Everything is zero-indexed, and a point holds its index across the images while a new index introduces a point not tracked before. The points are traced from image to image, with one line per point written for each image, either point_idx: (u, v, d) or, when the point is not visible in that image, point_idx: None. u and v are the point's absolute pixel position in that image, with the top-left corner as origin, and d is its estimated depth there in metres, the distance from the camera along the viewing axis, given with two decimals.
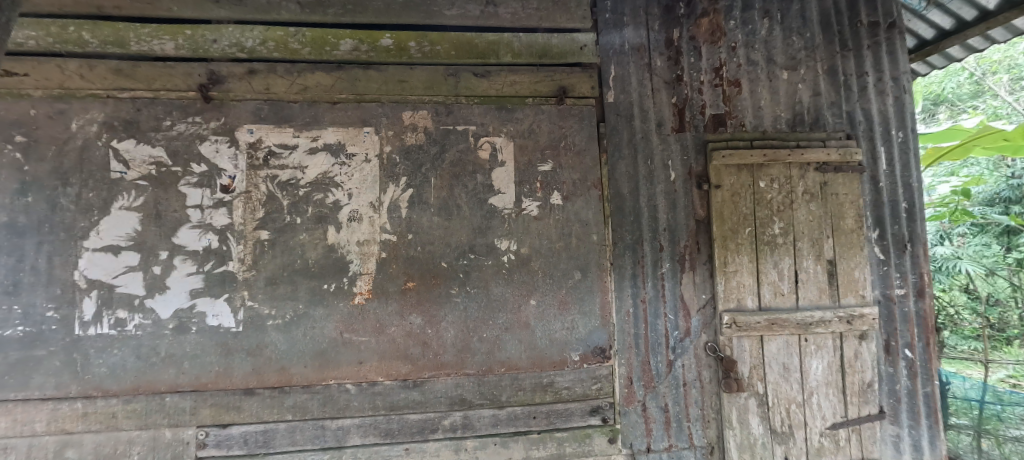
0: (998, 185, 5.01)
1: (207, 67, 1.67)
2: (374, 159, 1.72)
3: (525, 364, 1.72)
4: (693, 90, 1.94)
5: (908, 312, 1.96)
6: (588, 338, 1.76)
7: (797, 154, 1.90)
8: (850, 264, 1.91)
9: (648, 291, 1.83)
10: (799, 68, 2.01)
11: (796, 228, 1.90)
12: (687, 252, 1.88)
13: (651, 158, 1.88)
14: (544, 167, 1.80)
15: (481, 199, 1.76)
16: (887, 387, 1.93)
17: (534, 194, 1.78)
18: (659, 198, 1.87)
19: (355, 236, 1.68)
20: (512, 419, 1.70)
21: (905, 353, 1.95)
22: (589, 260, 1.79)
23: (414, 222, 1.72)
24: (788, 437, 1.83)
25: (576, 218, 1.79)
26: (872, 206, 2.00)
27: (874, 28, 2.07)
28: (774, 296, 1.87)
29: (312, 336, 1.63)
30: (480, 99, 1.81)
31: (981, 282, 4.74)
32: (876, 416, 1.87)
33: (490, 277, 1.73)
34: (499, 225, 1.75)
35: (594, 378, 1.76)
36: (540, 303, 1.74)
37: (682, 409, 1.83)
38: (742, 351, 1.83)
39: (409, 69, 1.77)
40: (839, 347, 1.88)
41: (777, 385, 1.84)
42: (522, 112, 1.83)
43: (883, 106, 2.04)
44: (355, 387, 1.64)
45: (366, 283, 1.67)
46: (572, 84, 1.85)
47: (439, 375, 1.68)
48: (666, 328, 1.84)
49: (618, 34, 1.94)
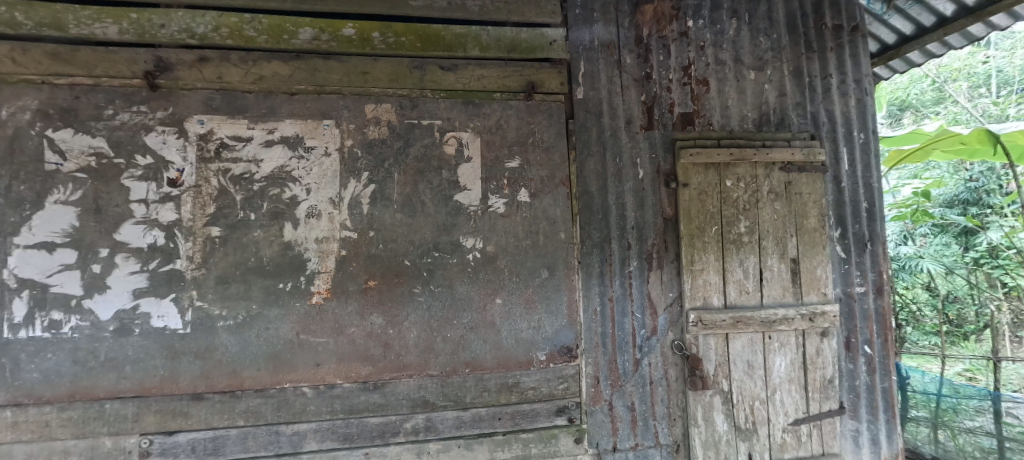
0: (957, 187, 5.23)
1: (155, 53, 1.58)
2: (334, 153, 1.66)
3: (490, 363, 1.69)
4: (662, 88, 1.93)
5: (868, 309, 2.01)
6: (555, 337, 1.74)
7: (762, 153, 1.91)
8: (813, 263, 1.95)
9: (616, 289, 1.82)
10: (766, 69, 2.03)
11: (761, 228, 1.92)
12: (655, 250, 1.87)
13: (620, 156, 1.87)
14: (512, 164, 1.77)
15: (447, 195, 1.71)
16: (847, 383, 1.98)
17: (501, 191, 1.75)
18: (627, 197, 1.85)
19: (313, 233, 1.61)
20: (477, 421, 1.66)
21: (865, 350, 2.00)
22: (557, 258, 1.76)
23: (376, 218, 1.66)
24: (752, 433, 1.85)
25: (544, 215, 1.77)
26: (834, 206, 2.04)
27: (837, 31, 2.12)
28: (740, 294, 1.89)
29: (265, 338, 1.56)
30: (446, 93, 1.76)
31: (940, 281, 4.84)
32: (837, 411, 1.91)
33: (455, 275, 1.69)
34: (465, 223, 1.71)
35: (561, 378, 1.74)
36: (505, 302, 1.71)
37: (649, 407, 1.82)
38: (709, 349, 1.84)
39: (373, 61, 1.71)
40: (802, 344, 1.91)
41: (742, 382, 1.86)
42: (489, 107, 1.79)
43: (846, 107, 2.09)
44: (312, 390, 1.57)
45: (325, 282, 1.60)
46: (540, 79, 1.83)
47: (401, 376, 1.63)
48: (634, 326, 1.83)
49: (588, 30, 1.91)
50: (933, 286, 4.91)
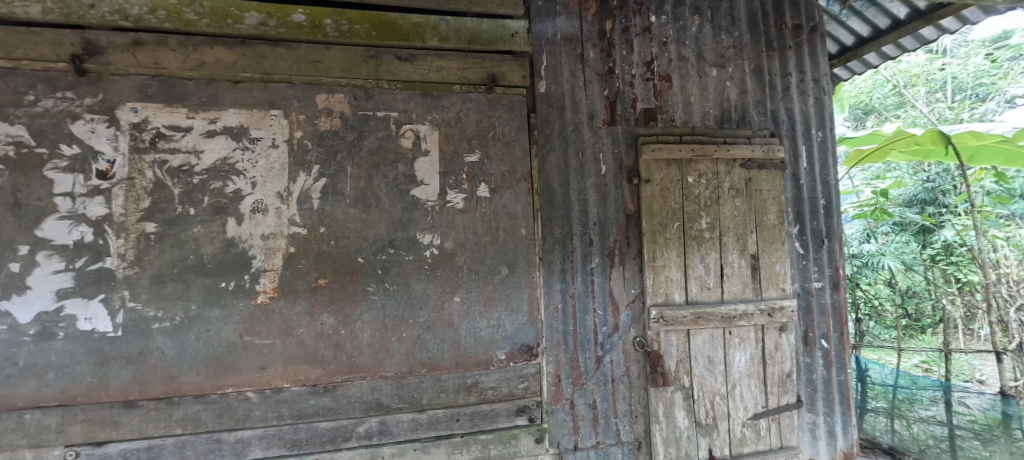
0: (915, 188, 5.20)
1: (83, 35, 1.46)
2: (282, 144, 1.57)
3: (448, 364, 1.64)
4: (625, 83, 1.92)
5: (825, 303, 2.05)
6: (515, 336, 1.70)
7: (723, 149, 1.92)
8: (773, 259, 1.97)
9: (577, 286, 1.80)
10: (728, 66, 2.04)
11: (722, 224, 1.93)
12: (617, 247, 1.86)
13: (582, 151, 1.85)
14: (471, 158, 1.72)
15: (403, 190, 1.65)
16: (805, 377, 2.01)
17: (459, 186, 1.70)
18: (589, 192, 1.84)
19: (259, 229, 1.53)
20: (434, 423, 1.61)
21: (822, 344, 2.04)
22: (518, 255, 1.72)
23: (327, 214, 1.58)
24: (712, 429, 1.86)
25: (505, 210, 1.72)
26: (794, 202, 2.06)
27: (797, 30, 2.15)
28: (701, 290, 1.89)
29: (205, 340, 1.47)
30: (403, 84, 1.69)
31: (900, 277, 4.97)
32: (794, 405, 1.94)
33: (411, 273, 1.63)
34: (422, 218, 1.65)
35: (522, 377, 1.70)
36: (464, 300, 1.67)
37: (610, 405, 1.81)
38: (670, 345, 1.84)
39: (325, 49, 1.62)
40: (761, 340, 1.93)
41: (703, 378, 1.86)
42: (448, 100, 1.74)
43: (805, 105, 2.13)
44: (257, 395, 1.50)
45: (271, 281, 1.52)
46: (502, 72, 1.77)
47: (354, 378, 1.57)
48: (596, 323, 1.82)
49: (551, 23, 1.88)
50: (894, 282, 5.03)
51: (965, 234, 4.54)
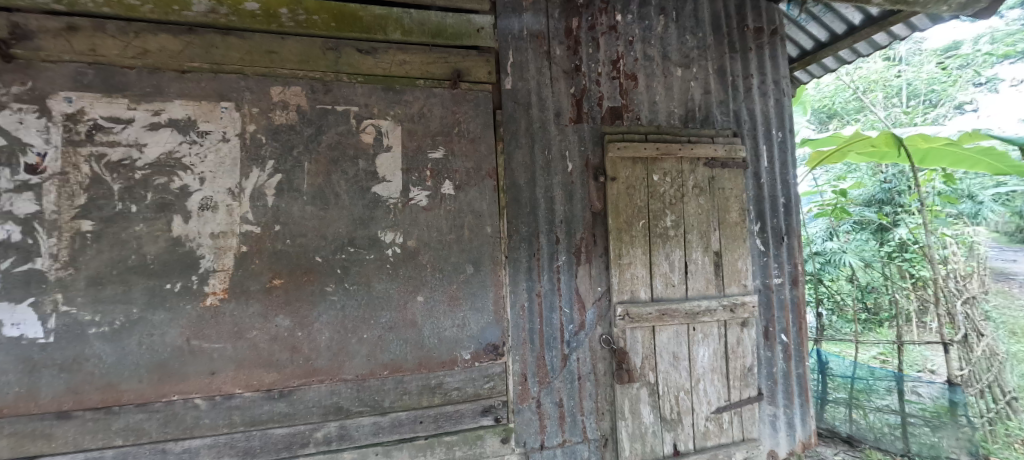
0: (874, 188, 5.41)
1: (9, 18, 1.34)
2: (234, 138, 1.50)
3: (411, 365, 1.61)
4: (592, 81, 1.92)
5: (784, 299, 2.11)
6: (480, 335, 1.69)
7: (687, 148, 1.95)
8: (735, 255, 2.01)
9: (544, 284, 1.79)
10: (692, 67, 2.07)
11: (686, 221, 1.95)
12: (584, 245, 1.86)
13: (549, 148, 1.83)
14: (435, 154, 1.68)
15: (363, 187, 1.60)
16: (766, 370, 2.06)
17: (423, 183, 1.66)
18: (555, 190, 1.83)
19: (208, 228, 1.45)
20: (396, 425, 1.58)
21: (781, 338, 2.10)
22: (483, 253, 1.70)
23: (283, 211, 1.52)
24: (677, 424, 1.88)
25: (470, 208, 1.70)
26: (755, 200, 2.11)
27: (758, 33, 2.20)
28: (666, 287, 1.91)
29: (148, 345, 1.39)
30: (364, 78, 1.63)
31: (861, 273, 5.16)
32: (756, 398, 1.99)
33: (372, 272, 1.59)
34: (384, 216, 1.61)
35: (487, 377, 1.69)
36: (427, 299, 1.64)
37: (577, 402, 1.81)
38: (635, 342, 1.85)
39: (280, 39, 1.55)
40: (724, 335, 1.97)
41: (668, 374, 1.89)
42: (412, 95, 1.68)
43: (765, 106, 2.19)
44: (206, 402, 1.42)
45: (221, 281, 1.45)
46: (468, 68, 1.74)
47: (312, 382, 1.52)
48: (562, 321, 1.81)
49: (517, 19, 1.85)
50: (855, 278, 5.20)
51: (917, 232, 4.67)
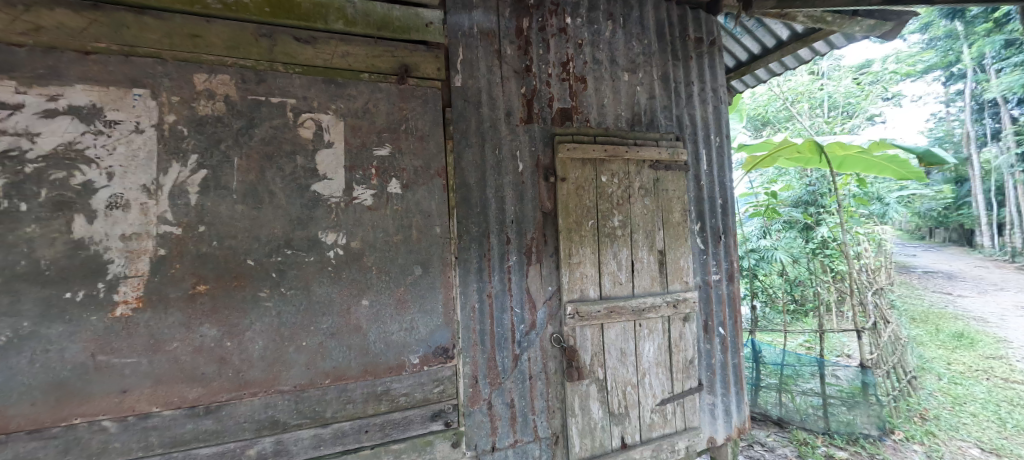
0: (801, 190, 5.91)
1: None
2: (149, 130, 1.35)
3: (355, 372, 1.54)
4: (542, 82, 1.92)
5: (721, 293, 2.24)
6: (429, 338, 1.65)
7: (633, 151, 2.01)
8: (678, 254, 2.10)
9: (494, 285, 1.78)
10: (638, 72, 2.13)
11: (633, 221, 2.01)
12: (534, 245, 1.86)
13: (499, 148, 1.81)
14: (380, 152, 1.61)
15: (301, 185, 1.50)
16: (706, 362, 2.17)
17: (368, 182, 1.59)
18: (506, 190, 1.81)
19: (118, 229, 1.30)
20: (339, 436, 1.50)
21: (719, 330, 2.22)
22: (431, 254, 1.66)
23: (208, 211, 1.39)
24: (624, 417, 1.94)
25: (418, 208, 1.65)
26: (696, 201, 2.21)
27: (698, 43, 2.31)
28: (613, 285, 1.96)
29: (43, 363, 1.21)
30: (302, 68, 1.53)
31: (791, 268, 5.46)
32: (696, 389, 2.10)
33: (312, 275, 1.50)
34: (325, 216, 1.52)
35: (436, 381, 1.65)
36: (372, 303, 1.58)
37: (528, 402, 1.81)
38: (585, 340, 1.88)
39: (205, 23, 1.42)
40: (668, 330, 2.05)
41: (616, 369, 1.94)
42: (356, 88, 1.60)
43: (705, 112, 2.30)
44: (116, 424, 1.28)
45: (135, 289, 1.31)
46: (415, 63, 1.68)
47: (244, 395, 1.41)
48: (513, 321, 1.81)
49: (467, 16, 1.80)
50: (785, 273, 5.55)
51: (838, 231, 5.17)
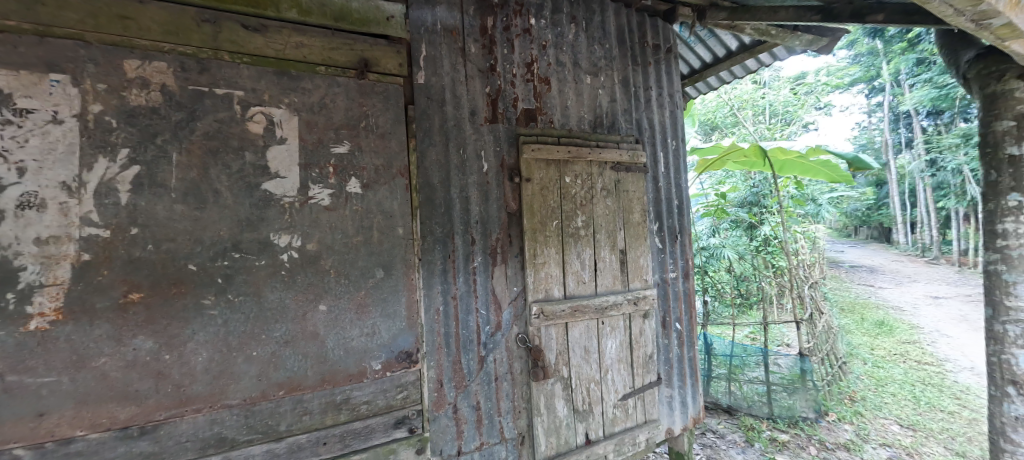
0: (746, 191, 6.14)
1: None
2: (70, 120, 1.19)
3: (312, 382, 1.46)
4: (506, 82, 1.91)
5: (678, 290, 2.34)
6: (392, 343, 1.59)
7: (596, 153, 2.05)
8: (637, 253, 2.17)
9: (459, 287, 1.75)
10: (599, 75, 2.17)
11: (595, 221, 2.06)
12: (499, 245, 1.85)
13: (464, 147, 1.79)
14: (339, 149, 1.53)
15: (251, 184, 1.40)
16: (664, 356, 2.25)
17: (325, 181, 1.50)
18: (471, 190, 1.79)
19: (31, 232, 1.14)
20: (295, 450, 1.41)
21: (676, 326, 2.31)
22: (394, 256, 1.60)
23: (142, 211, 1.26)
24: (588, 414, 1.98)
25: (379, 208, 1.59)
26: (654, 202, 2.29)
27: (656, 49, 2.39)
28: (577, 285, 1.99)
29: None
30: (251, 58, 1.42)
31: (738, 265, 5.70)
32: (655, 382, 2.18)
33: (263, 280, 1.40)
34: (277, 217, 1.43)
35: (400, 387, 1.59)
36: (331, 308, 1.50)
37: (494, 404, 1.80)
38: (550, 339, 1.90)
39: (138, 4, 1.28)
40: (629, 327, 2.11)
41: (580, 367, 1.97)
42: (311, 81, 1.50)
43: (662, 116, 2.39)
44: (31, 452, 1.13)
45: (53, 299, 1.16)
46: (376, 58, 1.62)
47: (186, 412, 1.29)
48: (478, 323, 1.79)
49: (430, 11, 1.76)
50: (733, 269, 5.79)
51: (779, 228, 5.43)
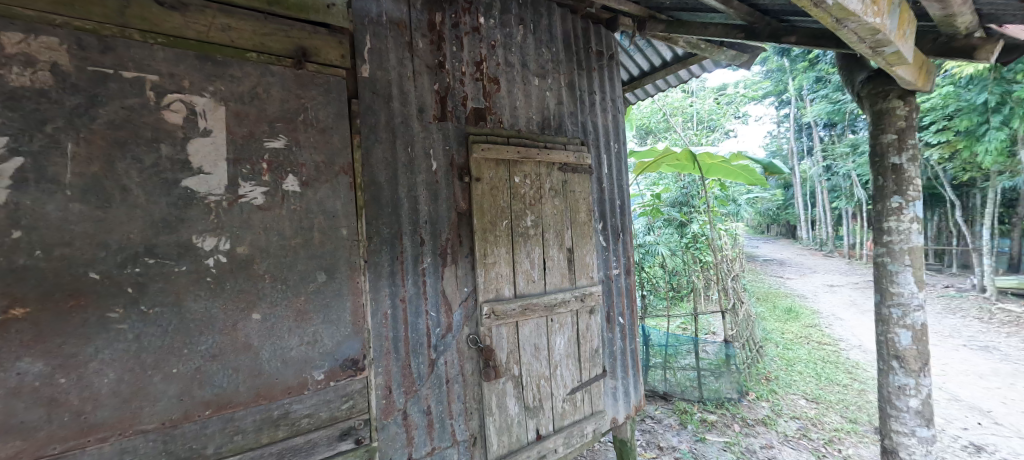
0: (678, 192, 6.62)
1: None
2: None
3: (245, 398, 1.34)
4: (455, 80, 1.88)
5: (620, 286, 2.46)
6: (336, 351, 1.50)
7: (544, 153, 2.09)
8: (584, 251, 2.25)
9: (408, 289, 1.70)
10: (547, 78, 2.21)
11: (544, 221, 2.10)
12: (449, 245, 1.82)
13: (412, 145, 1.73)
14: (274, 144, 1.41)
15: (170, 180, 1.24)
16: (609, 349, 2.36)
17: (257, 178, 1.38)
18: (419, 189, 1.74)
19: None
20: None
21: (619, 320, 2.43)
22: (337, 259, 1.51)
23: (27, 211, 1.06)
24: (539, 409, 2.02)
25: (320, 208, 1.49)
26: (599, 202, 2.38)
27: (600, 55, 2.48)
28: (527, 283, 2.01)
29: None
30: (168, 40, 1.25)
31: (670, 260, 6.14)
32: (601, 375, 2.27)
33: (185, 289, 1.26)
34: (202, 218, 1.28)
35: (345, 396, 1.51)
36: (266, 317, 1.38)
37: (445, 407, 1.77)
38: (501, 338, 1.91)
39: None
40: (576, 323, 2.18)
41: (530, 365, 2.00)
42: (241, 69, 1.36)
43: (605, 120, 2.49)
44: None
45: None
46: (315, 47, 1.50)
47: (88, 443, 1.12)
48: (428, 325, 1.75)
49: (375, 2, 1.68)
50: (666, 264, 6.23)
51: (706, 226, 5.91)
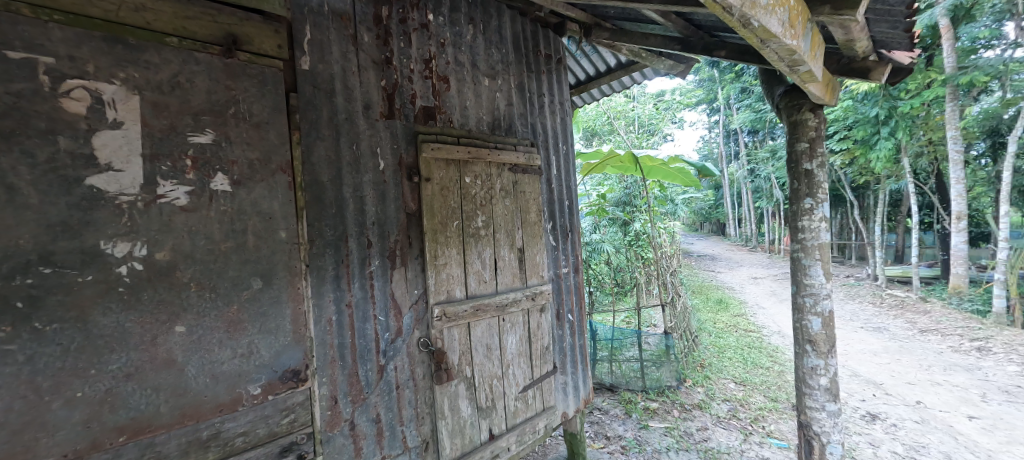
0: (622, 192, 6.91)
1: None
2: None
3: (167, 419, 1.21)
4: (403, 77, 1.82)
5: (569, 284, 2.52)
6: (274, 362, 1.40)
7: (494, 154, 2.09)
8: (534, 251, 2.28)
9: (354, 293, 1.62)
10: (497, 78, 2.21)
11: (495, 221, 2.09)
12: (398, 247, 1.76)
13: (357, 143, 1.65)
14: (200, 139, 1.28)
15: (70, 178, 1.08)
16: (559, 346, 2.41)
17: (180, 177, 1.25)
18: (365, 189, 1.67)
19: None
20: None
21: (569, 317, 2.49)
22: (275, 264, 1.41)
23: None
24: (492, 409, 2.02)
25: (255, 209, 1.38)
26: (548, 202, 2.43)
27: (548, 58, 2.53)
28: (479, 284, 2.01)
29: None
30: (67, 17, 1.09)
31: (615, 257, 6.39)
32: (551, 371, 2.32)
33: (91, 301, 1.11)
34: (112, 220, 1.14)
35: (285, 410, 1.41)
36: (192, 329, 1.26)
37: (395, 414, 1.72)
38: (452, 340, 1.88)
39: None
40: (527, 321, 2.20)
41: (482, 366, 1.99)
42: (159, 55, 1.22)
43: (553, 122, 2.54)
44: None
45: None
46: (248, 35, 1.38)
47: None
48: (376, 331, 1.68)
49: None
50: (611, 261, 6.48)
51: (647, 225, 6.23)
